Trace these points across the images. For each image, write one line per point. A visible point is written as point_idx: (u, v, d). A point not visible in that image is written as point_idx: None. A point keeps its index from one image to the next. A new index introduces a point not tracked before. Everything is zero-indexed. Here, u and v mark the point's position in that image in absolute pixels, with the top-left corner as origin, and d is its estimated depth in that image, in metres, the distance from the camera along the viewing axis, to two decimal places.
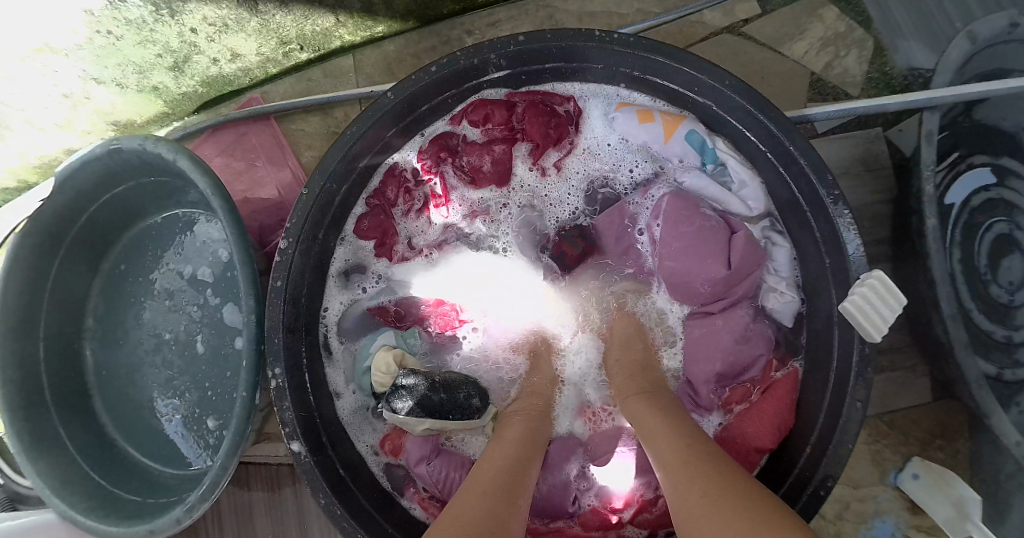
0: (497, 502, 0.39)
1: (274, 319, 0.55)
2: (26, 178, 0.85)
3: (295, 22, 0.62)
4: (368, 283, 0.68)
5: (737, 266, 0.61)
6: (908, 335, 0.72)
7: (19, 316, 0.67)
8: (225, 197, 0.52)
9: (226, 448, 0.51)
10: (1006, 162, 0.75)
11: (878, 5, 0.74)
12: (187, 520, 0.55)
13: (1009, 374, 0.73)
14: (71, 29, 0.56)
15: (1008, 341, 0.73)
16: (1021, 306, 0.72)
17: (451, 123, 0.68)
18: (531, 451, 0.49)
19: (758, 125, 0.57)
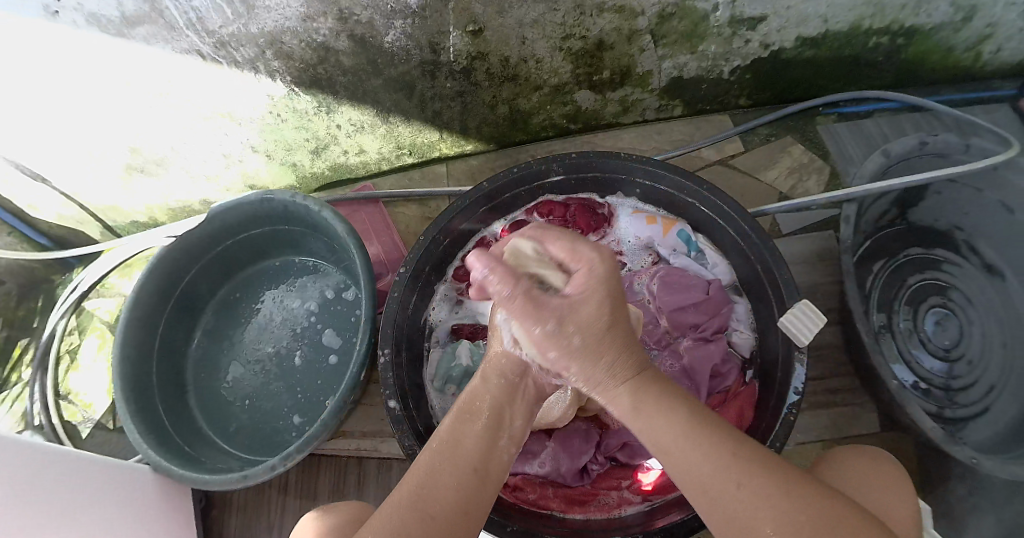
0: (443, 521, 0.46)
1: (389, 319, 0.75)
2: (156, 217, 1.11)
3: (411, 134, 0.92)
4: (465, 311, 0.86)
5: (709, 302, 0.82)
6: (856, 381, 0.90)
7: (150, 309, 0.88)
8: (356, 240, 0.79)
9: (331, 412, 0.76)
10: (939, 252, 0.98)
11: (834, 144, 0.98)
12: (281, 468, 0.75)
13: (948, 413, 0.92)
14: (254, 106, 0.85)
15: (947, 387, 0.93)
16: (958, 358, 0.93)
17: (525, 213, 0.87)
18: (494, 452, 0.52)
19: (730, 219, 0.77)
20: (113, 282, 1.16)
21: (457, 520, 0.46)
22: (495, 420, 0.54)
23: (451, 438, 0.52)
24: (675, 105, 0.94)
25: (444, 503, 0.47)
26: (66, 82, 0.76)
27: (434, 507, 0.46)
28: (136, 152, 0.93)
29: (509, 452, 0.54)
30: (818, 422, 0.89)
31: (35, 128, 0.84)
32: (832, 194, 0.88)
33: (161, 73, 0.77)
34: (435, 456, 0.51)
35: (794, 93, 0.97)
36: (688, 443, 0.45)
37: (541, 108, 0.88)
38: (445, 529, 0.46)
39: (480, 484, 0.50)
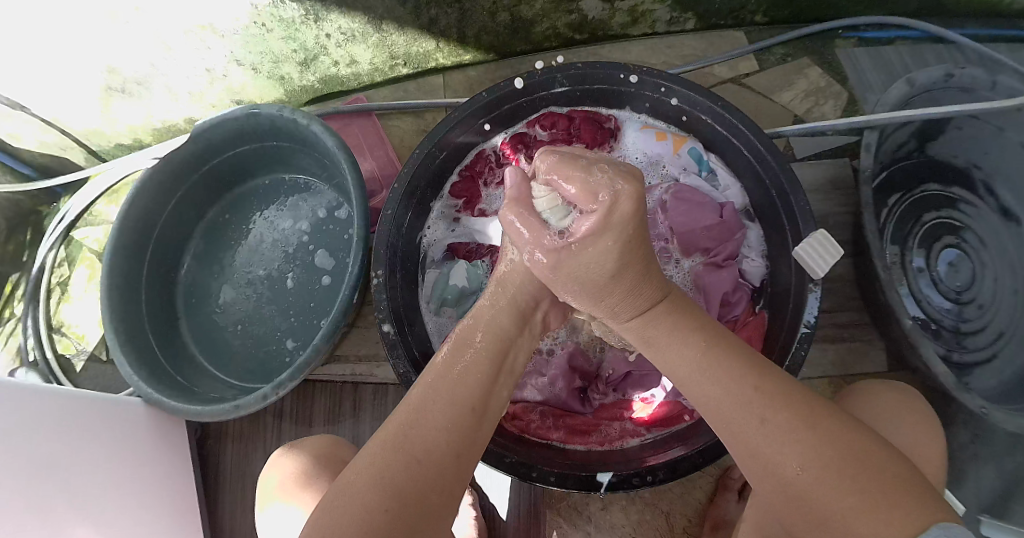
0: (435, 464, 0.43)
1: (383, 237, 0.71)
2: (141, 138, 1.06)
3: (406, 44, 0.87)
4: (461, 229, 0.83)
5: (722, 227, 0.77)
6: (866, 316, 0.87)
7: (136, 234, 0.85)
8: (347, 153, 0.75)
9: (323, 336, 0.73)
10: (956, 190, 0.94)
11: (853, 68, 0.93)
12: (274, 396, 0.73)
13: (956, 356, 0.90)
14: (236, 17, 0.79)
15: (956, 330, 0.91)
16: (968, 302, 0.91)
17: (525, 126, 0.83)
18: (491, 393, 0.50)
19: (740, 134, 0.72)
20: (101, 210, 1.11)
21: (448, 462, 0.44)
22: (494, 355, 0.51)
23: (448, 377, 0.48)
24: (687, 18, 0.89)
25: (439, 439, 0.44)
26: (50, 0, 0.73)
27: (423, 448, 0.43)
28: (113, 72, 0.88)
29: (504, 390, 0.53)
30: (824, 356, 0.87)
31: (12, 54, 0.80)
32: (853, 121, 0.83)
33: None
34: (435, 397, 0.47)
35: (814, 14, 0.91)
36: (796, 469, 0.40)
37: (544, 16, 0.83)
38: (439, 470, 0.43)
39: (470, 425, 0.47)
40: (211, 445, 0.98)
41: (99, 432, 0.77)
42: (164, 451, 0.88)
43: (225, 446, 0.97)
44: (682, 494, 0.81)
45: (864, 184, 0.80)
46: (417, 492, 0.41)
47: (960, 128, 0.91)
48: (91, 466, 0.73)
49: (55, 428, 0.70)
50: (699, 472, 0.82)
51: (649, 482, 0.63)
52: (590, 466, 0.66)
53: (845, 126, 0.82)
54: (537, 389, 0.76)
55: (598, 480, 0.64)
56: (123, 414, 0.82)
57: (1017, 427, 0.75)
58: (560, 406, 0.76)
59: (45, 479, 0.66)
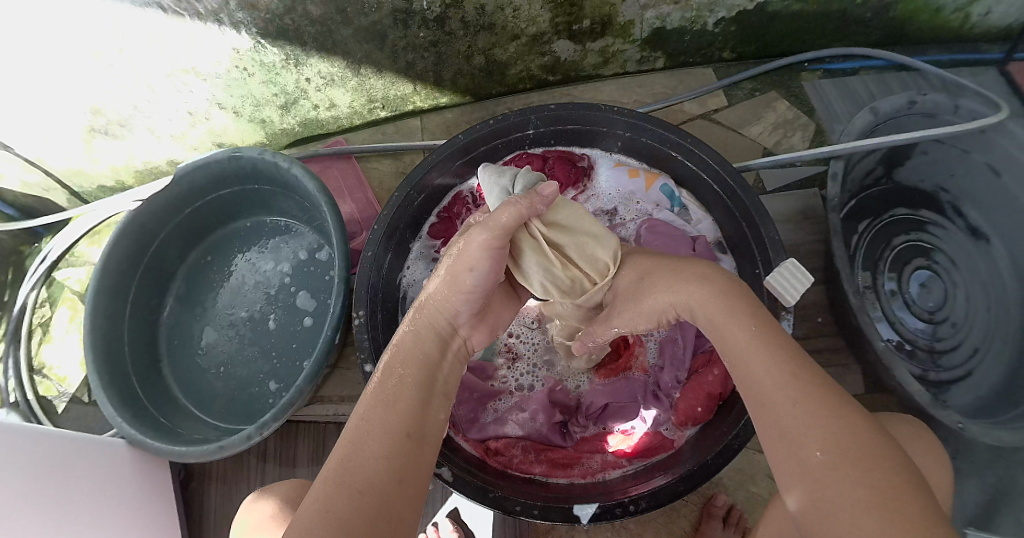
0: (378, 494, 0.41)
1: (365, 280, 0.72)
2: (123, 179, 1.06)
3: (384, 87, 0.89)
4: None
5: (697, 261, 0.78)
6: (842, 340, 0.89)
7: (119, 277, 0.85)
8: (327, 195, 0.76)
9: (306, 376, 0.73)
10: (924, 213, 0.96)
11: (819, 99, 0.96)
12: (257, 437, 0.73)
13: (933, 376, 0.92)
14: (218, 61, 0.81)
15: (931, 350, 0.93)
16: (942, 321, 0.93)
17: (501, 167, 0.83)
18: (425, 419, 0.49)
19: (710, 169, 0.74)
20: (83, 251, 1.12)
21: (388, 489, 0.41)
22: (423, 381, 0.51)
23: (378, 405, 0.47)
24: (657, 57, 0.91)
25: (376, 467, 0.42)
26: (38, 38, 0.74)
27: (364, 479, 0.41)
28: (97, 113, 0.89)
29: (440, 412, 0.51)
30: None
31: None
32: (820, 151, 0.86)
33: (119, 23, 0.74)
34: (366, 423, 0.45)
35: (779, 49, 0.95)
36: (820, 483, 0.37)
37: (518, 59, 0.85)
38: (384, 497, 0.41)
39: (409, 450, 0.45)
40: (195, 487, 0.96)
41: (73, 471, 0.74)
42: (146, 493, 0.87)
43: (209, 488, 0.96)
44: (667, 524, 0.82)
45: (833, 212, 0.82)
46: (367, 522, 0.39)
47: (926, 152, 0.94)
48: (76, 508, 0.72)
49: (32, 468, 0.68)
50: (682, 501, 0.83)
51: (632, 512, 0.63)
52: (570, 499, 0.66)
53: (813, 156, 0.85)
54: (519, 424, 0.76)
55: (578, 513, 0.64)
56: (103, 455, 0.81)
57: (995, 441, 0.76)
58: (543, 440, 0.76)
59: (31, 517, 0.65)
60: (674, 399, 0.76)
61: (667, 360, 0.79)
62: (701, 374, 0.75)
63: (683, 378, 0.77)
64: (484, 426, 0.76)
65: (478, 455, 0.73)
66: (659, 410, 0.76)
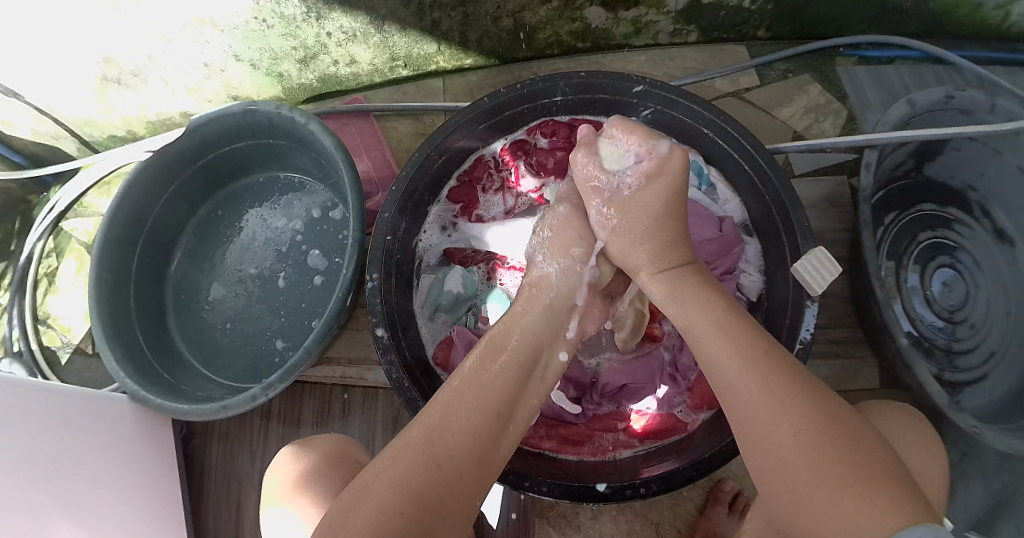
0: (456, 469, 0.44)
1: (382, 240, 0.70)
2: (135, 130, 1.04)
3: (407, 45, 0.86)
4: (457, 234, 0.83)
5: (722, 241, 0.78)
6: (860, 333, 0.87)
7: (127, 229, 0.84)
8: (344, 154, 0.74)
9: (315, 337, 0.72)
10: (951, 210, 0.94)
11: (853, 87, 0.94)
12: (263, 397, 0.72)
13: (947, 376, 0.90)
14: (236, 12, 0.78)
15: (948, 350, 0.91)
16: (960, 322, 0.91)
17: (526, 133, 0.83)
18: (518, 398, 0.51)
19: (740, 148, 0.72)
20: (91, 202, 1.11)
21: (470, 468, 0.45)
22: (524, 363, 0.53)
23: (477, 377, 0.50)
24: (690, 31, 0.89)
25: (460, 445, 0.45)
26: None
27: (446, 453, 0.44)
28: (110, 62, 0.87)
29: (533, 398, 0.53)
30: (817, 371, 0.87)
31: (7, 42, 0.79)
32: (853, 139, 0.83)
33: None
34: (463, 398, 0.48)
35: (814, 31, 0.92)
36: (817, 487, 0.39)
37: (547, 24, 0.83)
38: (468, 472, 0.45)
39: (500, 428, 0.48)
40: (197, 443, 0.96)
41: (89, 431, 0.76)
42: (149, 450, 0.87)
43: (211, 445, 0.96)
44: (671, 507, 0.81)
45: (864, 202, 0.79)
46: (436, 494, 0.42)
47: (959, 149, 0.91)
48: (76, 460, 0.72)
49: (46, 424, 0.69)
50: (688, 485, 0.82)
51: (642, 495, 0.62)
52: (584, 477, 0.65)
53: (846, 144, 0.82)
54: None
55: (593, 490, 0.63)
56: (111, 411, 0.81)
57: (1006, 447, 0.75)
58: (554, 416, 0.76)
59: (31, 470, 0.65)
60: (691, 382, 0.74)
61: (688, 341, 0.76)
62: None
63: None
64: None
65: None
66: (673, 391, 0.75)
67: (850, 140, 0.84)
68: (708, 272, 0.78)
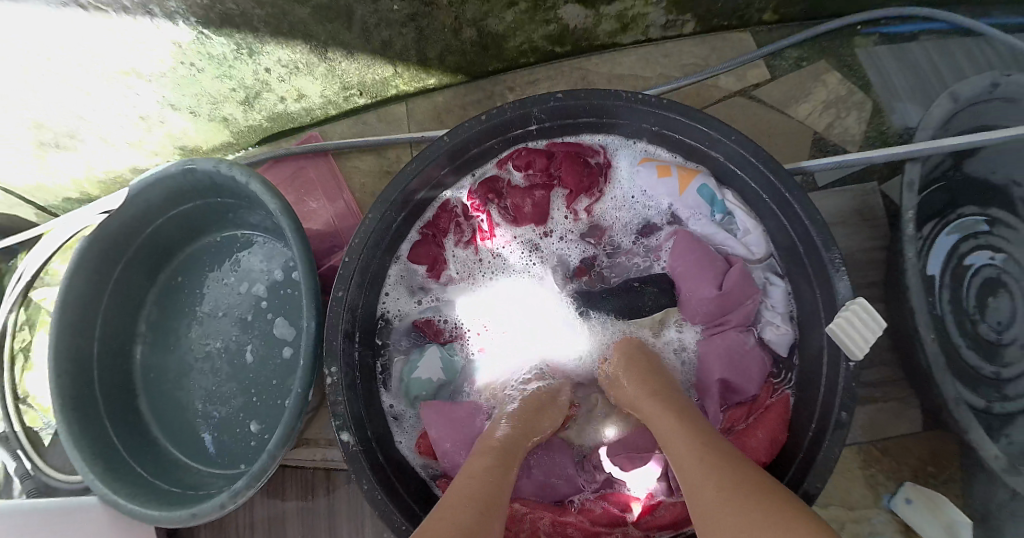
0: None
1: (335, 321, 0.60)
2: (88, 191, 0.95)
3: (358, 70, 0.77)
4: (426, 299, 0.76)
5: (724, 298, 0.67)
6: (900, 374, 0.77)
7: (81, 312, 0.75)
8: (290, 216, 0.62)
9: (278, 438, 0.59)
10: (994, 211, 0.81)
11: (875, 72, 0.82)
12: (233, 505, 0.61)
13: (997, 407, 0.77)
14: (159, 59, 0.69)
15: (997, 377, 0.78)
16: (1008, 344, 0.77)
17: (498, 167, 0.75)
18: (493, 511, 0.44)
19: (755, 170, 0.62)
20: (57, 269, 1.01)
21: None
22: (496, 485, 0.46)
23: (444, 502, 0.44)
24: (685, 21, 0.78)
25: None
26: None
27: None
28: (40, 126, 0.77)
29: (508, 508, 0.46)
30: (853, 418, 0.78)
31: None
32: (895, 150, 0.70)
33: (33, 23, 0.61)
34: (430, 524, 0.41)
35: (829, 8, 0.80)
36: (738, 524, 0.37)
37: (517, 30, 0.73)
38: None
39: None
40: None
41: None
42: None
43: None
44: None
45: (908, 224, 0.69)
46: None
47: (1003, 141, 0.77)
48: None
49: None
50: None
51: None
52: None
53: (881, 158, 0.69)
54: (532, 487, 0.65)
55: None
56: (65, 518, 0.71)
57: None
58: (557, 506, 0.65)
59: None
60: None
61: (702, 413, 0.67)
62: (743, 432, 0.63)
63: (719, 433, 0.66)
64: None
65: None
66: None
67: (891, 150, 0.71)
68: (711, 325, 0.69)
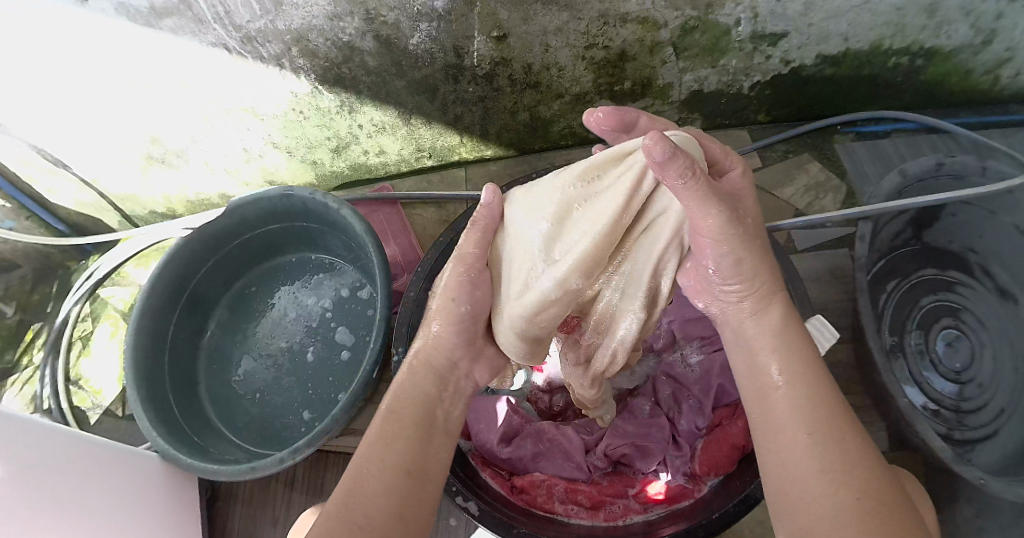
0: (387, 528, 0.44)
1: (407, 315, 0.76)
2: (173, 207, 1.11)
3: (432, 137, 0.93)
4: None
5: (715, 317, 0.85)
6: (867, 400, 0.88)
7: (165, 300, 0.89)
8: (373, 235, 0.80)
9: (344, 405, 0.76)
10: (954, 272, 0.97)
11: (851, 162, 0.99)
12: (290, 461, 0.75)
13: (959, 434, 0.92)
14: (277, 103, 0.86)
15: (957, 409, 0.93)
16: (967, 381, 0.93)
17: None
18: (426, 457, 0.51)
19: None
20: (128, 272, 1.16)
21: (396, 527, 0.45)
22: (420, 423, 0.53)
23: (377, 438, 0.51)
24: (694, 118, 0.95)
25: (381, 505, 0.46)
26: (89, 69, 0.79)
27: (366, 513, 0.45)
28: (155, 141, 0.94)
29: (443, 450, 0.54)
30: None
31: (56, 112, 0.86)
32: (848, 211, 0.89)
33: (181, 61, 0.78)
34: (374, 459, 0.49)
35: (812, 113, 0.98)
36: (815, 492, 0.43)
37: (561, 116, 0.89)
38: (389, 535, 0.44)
39: (412, 491, 0.48)
40: (220, 507, 0.99)
41: (76, 485, 0.70)
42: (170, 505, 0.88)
43: (234, 511, 0.98)
44: None
45: (859, 271, 0.84)
46: None
47: (955, 214, 0.97)
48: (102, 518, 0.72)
49: (89, 481, 0.73)
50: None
51: None
52: None
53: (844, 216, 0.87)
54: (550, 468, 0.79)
55: None
56: (127, 464, 0.81)
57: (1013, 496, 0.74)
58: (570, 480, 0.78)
59: (76, 504, 0.69)
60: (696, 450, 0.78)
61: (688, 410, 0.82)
62: (725, 426, 0.77)
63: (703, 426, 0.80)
64: (517, 464, 0.79)
65: (504, 493, 0.74)
66: (680, 456, 0.78)
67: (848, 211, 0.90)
68: (708, 345, 0.85)
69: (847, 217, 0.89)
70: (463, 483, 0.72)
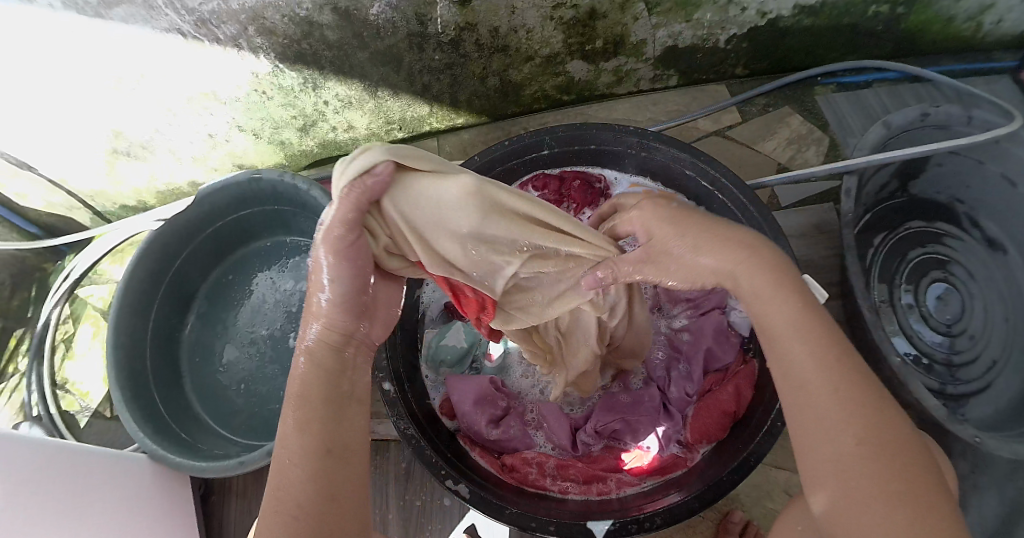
0: (313, 518, 0.40)
1: None
2: (145, 199, 1.08)
3: (401, 108, 0.91)
4: None
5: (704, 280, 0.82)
6: None
7: (141, 294, 0.86)
8: None
9: None
10: (940, 225, 0.96)
11: (832, 115, 0.96)
12: None
13: (951, 389, 0.91)
14: (237, 84, 0.83)
15: (948, 363, 0.91)
16: (959, 333, 0.91)
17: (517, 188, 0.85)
18: (341, 428, 0.44)
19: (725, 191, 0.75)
20: (105, 269, 1.12)
21: (313, 517, 0.40)
22: (321, 391, 0.46)
23: (289, 424, 0.44)
24: (670, 75, 0.93)
25: (299, 492, 0.41)
26: (58, 70, 0.76)
27: (289, 507, 0.40)
28: (119, 135, 0.91)
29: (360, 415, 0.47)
30: None
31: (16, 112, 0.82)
32: (833, 166, 0.86)
33: (136, 49, 0.74)
34: (284, 447, 0.43)
35: (790, 64, 0.95)
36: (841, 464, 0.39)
37: (531, 80, 0.87)
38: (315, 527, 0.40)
39: (336, 466, 0.43)
40: (214, 501, 0.98)
41: (70, 507, 0.68)
42: (168, 510, 0.88)
43: (228, 505, 0.97)
44: None
45: (847, 227, 0.82)
46: None
47: (941, 165, 0.94)
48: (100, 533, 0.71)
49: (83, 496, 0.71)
50: (698, 517, 0.82)
51: (646, 529, 0.64)
52: (589, 515, 0.66)
53: (826, 172, 0.85)
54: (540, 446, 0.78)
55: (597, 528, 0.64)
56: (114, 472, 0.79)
57: (1010, 452, 0.73)
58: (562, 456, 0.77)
59: (72, 519, 0.68)
60: (688, 416, 0.77)
61: (677, 377, 0.80)
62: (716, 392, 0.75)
63: (692, 392, 0.78)
64: (505, 444, 0.77)
65: (494, 473, 0.73)
66: (671, 424, 0.76)
67: (831, 167, 0.87)
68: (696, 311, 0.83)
69: (831, 173, 0.86)
70: (451, 465, 0.70)
